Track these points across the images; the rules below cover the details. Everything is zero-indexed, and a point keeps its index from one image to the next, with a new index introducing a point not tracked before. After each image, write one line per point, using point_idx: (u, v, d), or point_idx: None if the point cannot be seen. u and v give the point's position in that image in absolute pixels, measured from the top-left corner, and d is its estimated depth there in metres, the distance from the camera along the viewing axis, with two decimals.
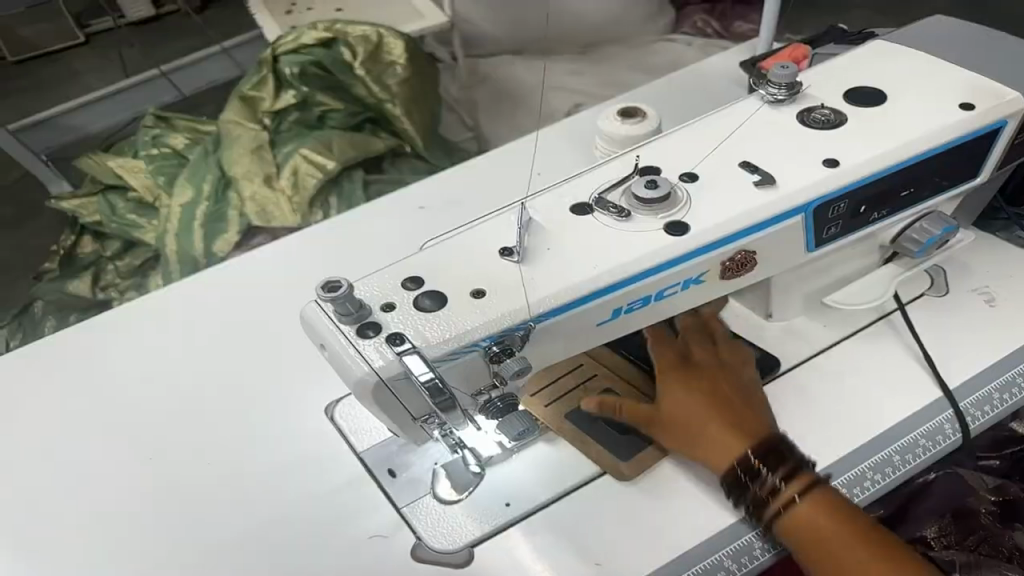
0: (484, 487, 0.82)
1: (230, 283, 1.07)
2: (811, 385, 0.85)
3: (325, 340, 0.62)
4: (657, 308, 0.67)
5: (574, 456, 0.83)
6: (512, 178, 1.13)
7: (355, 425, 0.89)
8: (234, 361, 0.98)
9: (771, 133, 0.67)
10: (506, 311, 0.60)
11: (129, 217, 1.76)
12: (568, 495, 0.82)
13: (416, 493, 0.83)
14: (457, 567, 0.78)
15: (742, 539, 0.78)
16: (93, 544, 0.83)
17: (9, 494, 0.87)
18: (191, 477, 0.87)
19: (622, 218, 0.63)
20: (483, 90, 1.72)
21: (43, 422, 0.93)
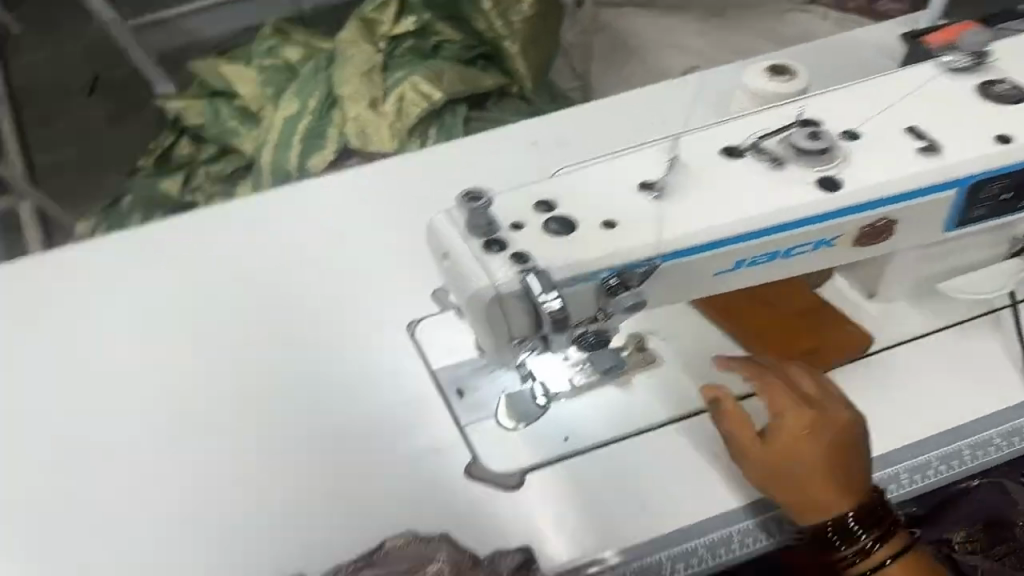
0: (548, 420, 0.84)
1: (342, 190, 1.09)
2: (904, 369, 0.85)
3: (450, 248, 0.64)
4: (781, 267, 0.67)
5: (643, 405, 0.85)
6: (631, 126, 1.13)
7: (432, 343, 0.91)
8: (338, 265, 1.01)
9: (936, 104, 0.66)
10: (635, 246, 0.61)
11: (230, 123, 1.81)
12: (627, 441, 0.84)
13: (476, 415, 0.85)
14: (504, 491, 0.81)
15: (785, 507, 0.80)
16: (189, 417, 0.87)
17: (115, 357, 0.92)
18: (283, 368, 0.90)
19: (776, 166, 0.63)
20: (601, 40, 1.72)
21: (154, 296, 0.98)
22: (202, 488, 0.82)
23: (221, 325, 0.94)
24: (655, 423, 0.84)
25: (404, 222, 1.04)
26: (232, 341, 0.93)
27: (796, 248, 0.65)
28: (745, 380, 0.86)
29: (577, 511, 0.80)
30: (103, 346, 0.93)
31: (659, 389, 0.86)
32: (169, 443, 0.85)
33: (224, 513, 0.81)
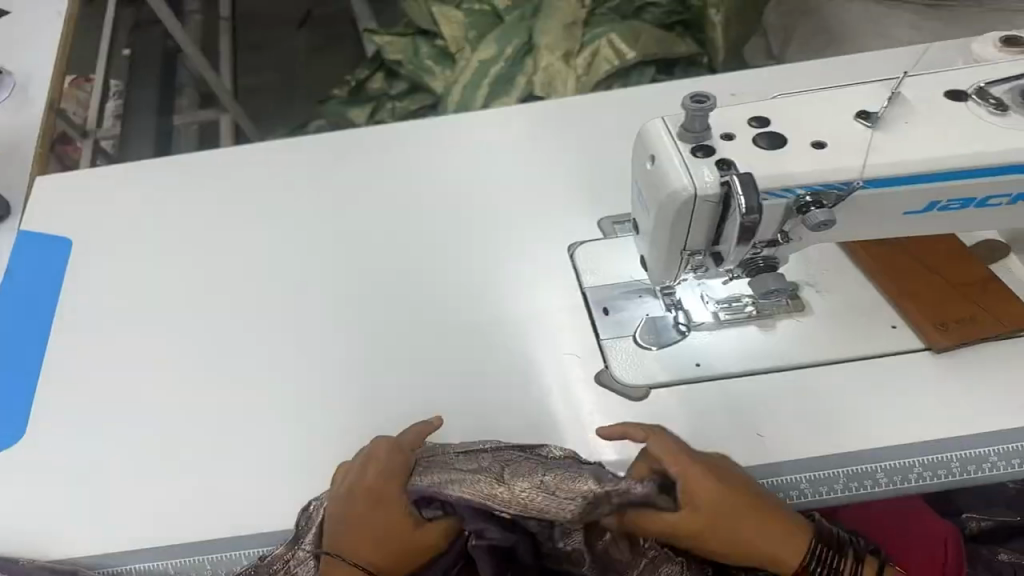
0: (683, 346, 0.90)
1: (540, 116, 1.17)
2: None
3: (657, 150, 0.69)
4: (971, 216, 0.68)
5: (783, 346, 0.90)
6: None
7: (589, 265, 0.99)
8: (527, 182, 1.09)
9: None
10: (840, 167, 0.64)
11: (427, 63, 1.96)
12: (746, 376, 0.88)
13: (619, 331, 0.92)
14: (630, 399, 0.87)
15: (906, 460, 0.83)
16: (383, 290, 0.99)
17: (327, 228, 1.06)
18: (470, 265, 1.01)
19: (1000, 113, 0.64)
20: (804, 22, 1.71)
21: (364, 184, 1.10)
22: (389, 348, 0.93)
23: (420, 219, 1.06)
24: (792, 363, 0.89)
25: (590, 156, 1.12)
26: (428, 234, 1.04)
27: (992, 199, 0.66)
28: (896, 334, 0.90)
29: (699, 427, 0.85)
30: (318, 220, 1.07)
31: (803, 333, 0.90)
32: (365, 308, 0.97)
33: (405, 371, 0.91)
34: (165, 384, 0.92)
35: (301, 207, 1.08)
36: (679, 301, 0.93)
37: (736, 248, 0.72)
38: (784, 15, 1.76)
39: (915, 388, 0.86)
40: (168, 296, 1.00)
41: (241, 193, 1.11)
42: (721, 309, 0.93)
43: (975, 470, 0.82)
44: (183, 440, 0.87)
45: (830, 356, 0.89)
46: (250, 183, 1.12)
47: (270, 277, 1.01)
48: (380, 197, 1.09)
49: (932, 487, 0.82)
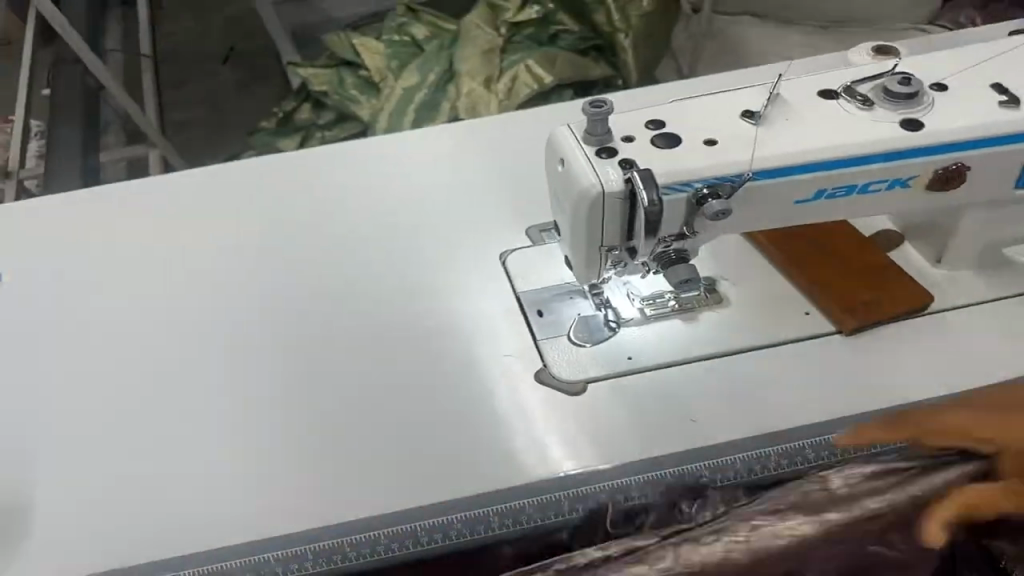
0: (615, 342, 0.96)
1: (461, 134, 1.22)
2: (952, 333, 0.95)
3: (566, 154, 0.74)
4: (856, 202, 0.75)
5: (703, 336, 0.96)
6: None
7: (521, 272, 1.03)
8: (452, 197, 1.13)
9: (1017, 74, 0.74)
10: (731, 161, 0.70)
11: (352, 92, 1.99)
12: (676, 367, 0.94)
13: (557, 331, 0.97)
14: (568, 395, 0.91)
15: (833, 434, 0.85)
16: (314, 306, 1.00)
17: (255, 249, 1.07)
18: (400, 277, 1.03)
19: (866, 106, 0.71)
20: (711, 43, 1.82)
21: (291, 206, 1.12)
22: (322, 363, 0.95)
23: (348, 237, 1.08)
24: (716, 352, 0.95)
25: (512, 170, 1.16)
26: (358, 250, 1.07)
27: (873, 184, 0.73)
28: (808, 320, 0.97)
29: (631, 416, 0.89)
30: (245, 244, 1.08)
31: (723, 324, 0.97)
32: (297, 324, 0.98)
33: (338, 383, 0.92)
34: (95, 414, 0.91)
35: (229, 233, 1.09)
36: (608, 300, 1.00)
37: (649, 241, 0.78)
38: (692, 38, 1.86)
39: (822, 370, 0.93)
40: (95, 326, 1.00)
41: (167, 222, 1.11)
42: (646, 305, 0.99)
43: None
44: (118, 468, 0.87)
45: (749, 343, 0.95)
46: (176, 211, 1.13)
47: (199, 300, 1.01)
48: (309, 218, 1.11)
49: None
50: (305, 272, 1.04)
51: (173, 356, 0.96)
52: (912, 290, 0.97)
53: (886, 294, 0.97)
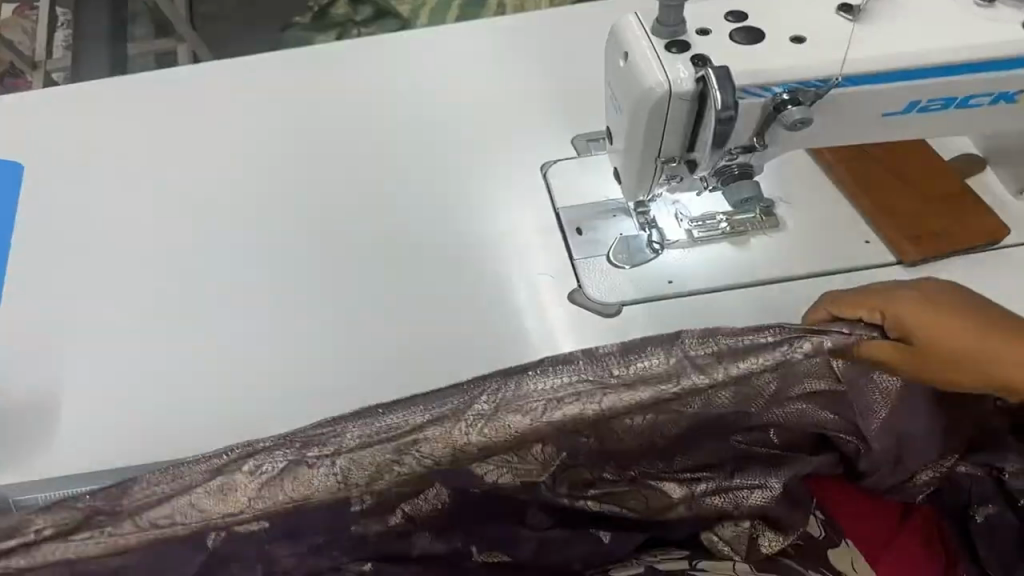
0: (656, 264, 0.90)
1: (508, 28, 1.13)
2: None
3: (631, 48, 0.66)
4: (952, 117, 0.67)
5: (753, 263, 0.90)
6: None
7: (564, 183, 0.97)
8: (495, 96, 1.06)
9: None
10: (821, 63, 0.62)
11: None
12: (720, 293, 0.89)
13: (596, 250, 0.91)
14: (603, 317, 0.87)
15: None
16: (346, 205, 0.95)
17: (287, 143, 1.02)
18: (438, 181, 0.97)
19: (984, 4, 0.62)
20: None
21: (325, 99, 1.06)
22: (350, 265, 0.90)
23: (383, 135, 1.02)
24: (767, 280, 0.89)
25: (561, 71, 1.08)
26: (393, 149, 1.01)
27: (975, 99, 0.64)
28: (869, 250, 0.89)
29: None
30: (275, 136, 1.02)
31: (776, 250, 0.90)
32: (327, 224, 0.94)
33: (368, 288, 0.89)
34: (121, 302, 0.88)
35: (259, 124, 1.04)
36: (654, 220, 0.92)
37: (712, 155, 0.71)
38: None
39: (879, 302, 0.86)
40: (119, 213, 0.96)
41: (194, 110, 1.05)
42: (694, 227, 0.92)
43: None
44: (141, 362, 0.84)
45: (803, 273, 0.89)
46: (203, 99, 1.07)
47: (227, 193, 0.97)
48: (342, 112, 1.04)
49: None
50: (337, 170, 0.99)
51: (199, 248, 0.92)
52: (984, 223, 0.89)
53: (953, 225, 0.89)
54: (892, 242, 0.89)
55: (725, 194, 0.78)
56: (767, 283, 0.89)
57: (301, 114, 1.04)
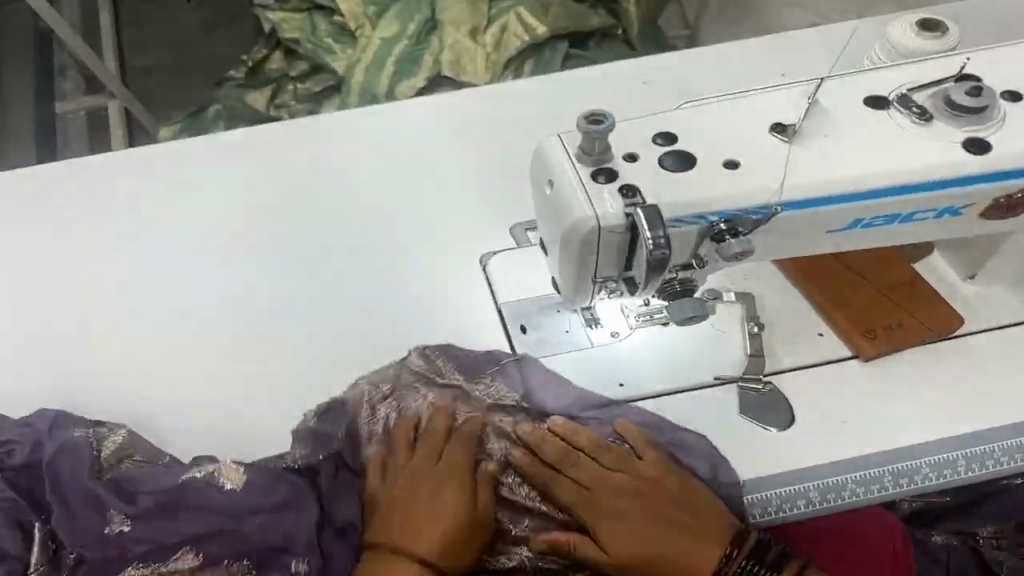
0: (604, 364, 0.83)
1: (439, 108, 1.10)
2: (981, 355, 0.82)
3: (557, 175, 0.61)
4: (895, 232, 0.63)
5: (701, 359, 0.83)
6: (753, 63, 1.04)
7: (506, 277, 0.91)
8: (423, 186, 1.02)
9: None
10: (754, 190, 0.57)
11: (326, 40, 1.87)
12: (674, 395, 0.82)
13: (543, 350, 0.84)
14: None
15: (836, 476, 0.77)
16: (292, 355, 0.88)
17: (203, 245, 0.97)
18: (383, 288, 0.93)
19: (922, 121, 0.57)
20: None
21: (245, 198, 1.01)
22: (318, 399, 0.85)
23: (321, 237, 0.97)
24: (728, 376, 0.82)
25: (505, 163, 1.04)
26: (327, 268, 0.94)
27: (919, 214, 0.60)
28: (822, 343, 0.84)
29: None
30: (209, 241, 0.97)
31: (723, 349, 0.83)
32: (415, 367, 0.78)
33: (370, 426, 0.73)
34: (128, 383, 0.86)
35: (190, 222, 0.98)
36: (599, 313, 0.86)
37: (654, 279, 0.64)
38: None
39: (831, 399, 0.80)
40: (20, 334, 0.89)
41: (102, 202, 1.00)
42: (642, 321, 0.85)
43: (910, 483, 0.77)
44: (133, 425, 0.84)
45: (764, 371, 0.82)
46: (134, 173, 1.03)
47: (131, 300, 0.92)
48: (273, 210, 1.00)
49: (863, 502, 0.77)
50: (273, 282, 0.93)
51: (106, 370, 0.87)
52: (927, 323, 0.83)
53: None
54: (846, 331, 0.83)
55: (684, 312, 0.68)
56: (719, 381, 0.82)
57: (235, 215, 0.99)
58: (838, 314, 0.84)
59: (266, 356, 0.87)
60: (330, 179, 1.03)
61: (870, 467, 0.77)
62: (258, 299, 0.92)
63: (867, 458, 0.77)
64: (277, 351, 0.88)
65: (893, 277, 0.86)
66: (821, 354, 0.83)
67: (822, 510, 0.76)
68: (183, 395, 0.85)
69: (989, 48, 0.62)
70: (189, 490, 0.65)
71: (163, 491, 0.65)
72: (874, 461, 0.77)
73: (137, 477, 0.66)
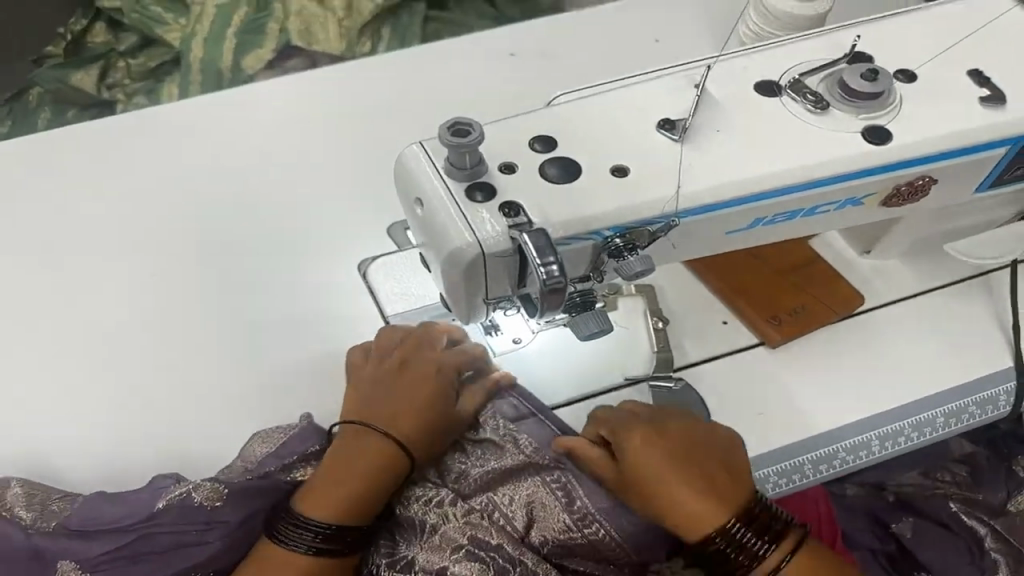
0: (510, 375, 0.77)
1: (286, 92, 0.97)
2: (873, 333, 0.83)
3: (426, 194, 0.52)
4: (801, 225, 0.59)
5: (607, 361, 0.79)
6: (625, 27, 0.97)
7: (387, 286, 0.82)
8: (280, 186, 0.90)
9: (1014, 42, 0.55)
10: (649, 200, 0.51)
11: (152, 10, 1.66)
12: (583, 402, 0.77)
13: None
14: None
15: (760, 471, 0.76)
16: (145, 405, 0.76)
17: (22, 284, 0.82)
18: (239, 310, 0.81)
19: (819, 111, 0.53)
20: None
21: (70, 223, 0.86)
22: (174, 452, 0.74)
23: (168, 257, 0.85)
24: (641, 374, 0.78)
25: (367, 151, 0.93)
26: (171, 292, 0.82)
27: (822, 208, 0.56)
28: (726, 332, 0.83)
29: None
30: (25, 278, 0.82)
31: (629, 348, 0.80)
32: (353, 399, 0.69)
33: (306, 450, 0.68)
34: None
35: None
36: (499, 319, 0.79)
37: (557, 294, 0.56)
38: None
39: (737, 391, 0.79)
40: None
41: None
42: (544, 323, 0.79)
43: (829, 468, 0.77)
44: None
45: (673, 367, 0.79)
46: None
47: None
48: (100, 229, 0.86)
49: (786, 492, 0.76)
50: (106, 316, 0.80)
51: None
52: (829, 304, 0.83)
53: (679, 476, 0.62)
54: (755, 317, 0.82)
55: (594, 324, 0.60)
56: (629, 382, 0.78)
57: (57, 243, 0.85)
58: (742, 299, 0.83)
59: (104, 406, 0.75)
60: (171, 187, 0.90)
61: (790, 458, 0.76)
62: (89, 339, 0.79)
63: (786, 447, 0.77)
64: (118, 399, 0.76)
65: (787, 258, 0.87)
66: (729, 344, 0.82)
67: None
68: (4, 467, 0.72)
69: (877, 16, 0.58)
70: (158, 522, 0.62)
71: (134, 531, 0.62)
72: (792, 451, 0.77)
73: (95, 516, 0.63)
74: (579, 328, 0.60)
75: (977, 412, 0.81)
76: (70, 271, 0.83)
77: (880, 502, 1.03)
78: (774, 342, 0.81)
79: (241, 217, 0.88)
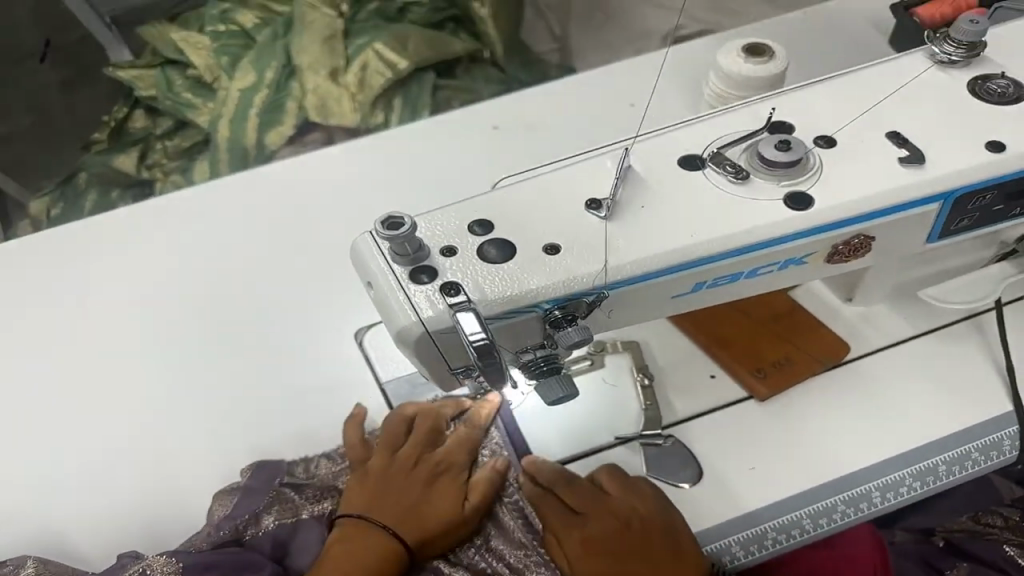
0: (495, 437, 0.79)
1: (288, 174, 1.04)
2: (863, 381, 0.83)
3: (374, 279, 0.56)
4: (746, 286, 0.60)
5: (592, 419, 0.81)
6: (603, 93, 1.02)
7: (381, 354, 0.86)
8: (282, 263, 0.96)
9: (935, 103, 0.58)
10: (582, 273, 0.54)
11: (184, 95, 1.77)
12: (569, 461, 0.79)
13: None
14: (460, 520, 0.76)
15: (755, 528, 0.75)
16: (155, 479, 0.81)
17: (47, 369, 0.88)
18: (241, 385, 0.86)
19: (739, 180, 0.55)
20: None
21: (92, 309, 0.93)
22: (180, 526, 0.78)
23: (178, 336, 0.90)
24: (630, 433, 0.80)
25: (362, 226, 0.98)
26: (179, 371, 0.88)
27: (762, 269, 0.58)
28: (712, 385, 0.84)
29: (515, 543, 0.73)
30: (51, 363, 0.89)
31: (614, 406, 0.81)
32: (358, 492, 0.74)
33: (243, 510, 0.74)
34: None
35: (25, 341, 0.91)
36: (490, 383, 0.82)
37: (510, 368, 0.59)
38: None
39: (726, 444, 0.80)
40: None
41: None
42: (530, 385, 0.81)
43: (829, 522, 0.76)
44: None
45: (662, 425, 0.80)
46: None
47: None
48: (116, 314, 0.93)
49: (787, 548, 0.75)
50: (119, 396, 0.86)
51: None
52: (812, 354, 0.84)
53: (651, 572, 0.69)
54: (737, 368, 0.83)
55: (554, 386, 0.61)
56: (620, 441, 0.79)
57: (80, 328, 0.92)
58: (722, 350, 0.85)
59: (116, 482, 0.80)
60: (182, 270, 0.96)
61: (784, 513, 0.76)
62: (103, 419, 0.84)
63: (782, 501, 0.76)
64: (128, 475, 0.81)
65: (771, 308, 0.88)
66: (716, 397, 0.83)
67: (746, 563, 0.74)
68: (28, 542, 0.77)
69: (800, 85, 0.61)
70: None
71: None
72: (786, 505, 0.76)
73: None
74: (544, 392, 0.60)
75: (982, 458, 0.79)
76: (91, 353, 0.90)
77: (929, 547, 0.98)
78: (756, 392, 0.82)
79: (245, 295, 0.93)
